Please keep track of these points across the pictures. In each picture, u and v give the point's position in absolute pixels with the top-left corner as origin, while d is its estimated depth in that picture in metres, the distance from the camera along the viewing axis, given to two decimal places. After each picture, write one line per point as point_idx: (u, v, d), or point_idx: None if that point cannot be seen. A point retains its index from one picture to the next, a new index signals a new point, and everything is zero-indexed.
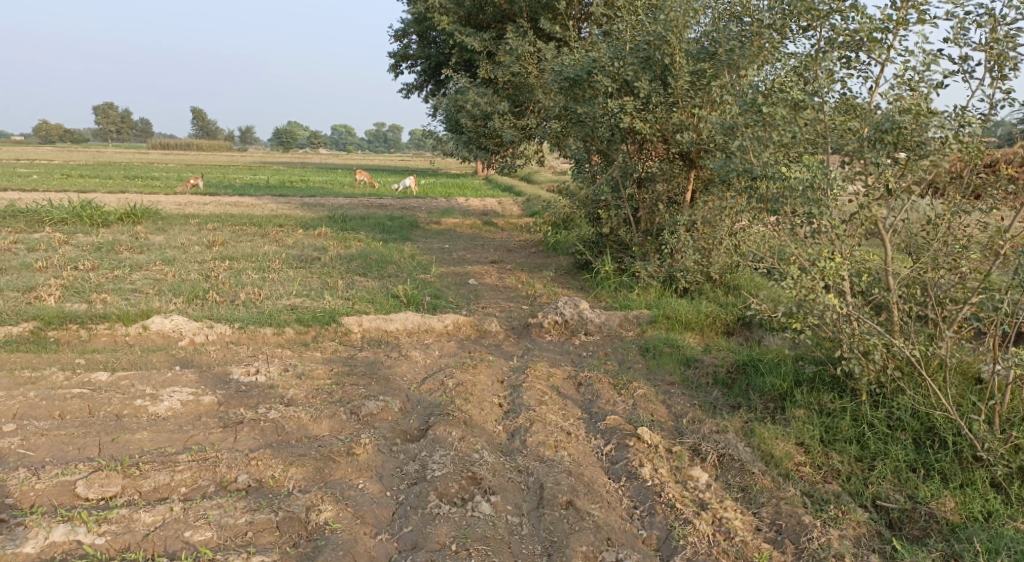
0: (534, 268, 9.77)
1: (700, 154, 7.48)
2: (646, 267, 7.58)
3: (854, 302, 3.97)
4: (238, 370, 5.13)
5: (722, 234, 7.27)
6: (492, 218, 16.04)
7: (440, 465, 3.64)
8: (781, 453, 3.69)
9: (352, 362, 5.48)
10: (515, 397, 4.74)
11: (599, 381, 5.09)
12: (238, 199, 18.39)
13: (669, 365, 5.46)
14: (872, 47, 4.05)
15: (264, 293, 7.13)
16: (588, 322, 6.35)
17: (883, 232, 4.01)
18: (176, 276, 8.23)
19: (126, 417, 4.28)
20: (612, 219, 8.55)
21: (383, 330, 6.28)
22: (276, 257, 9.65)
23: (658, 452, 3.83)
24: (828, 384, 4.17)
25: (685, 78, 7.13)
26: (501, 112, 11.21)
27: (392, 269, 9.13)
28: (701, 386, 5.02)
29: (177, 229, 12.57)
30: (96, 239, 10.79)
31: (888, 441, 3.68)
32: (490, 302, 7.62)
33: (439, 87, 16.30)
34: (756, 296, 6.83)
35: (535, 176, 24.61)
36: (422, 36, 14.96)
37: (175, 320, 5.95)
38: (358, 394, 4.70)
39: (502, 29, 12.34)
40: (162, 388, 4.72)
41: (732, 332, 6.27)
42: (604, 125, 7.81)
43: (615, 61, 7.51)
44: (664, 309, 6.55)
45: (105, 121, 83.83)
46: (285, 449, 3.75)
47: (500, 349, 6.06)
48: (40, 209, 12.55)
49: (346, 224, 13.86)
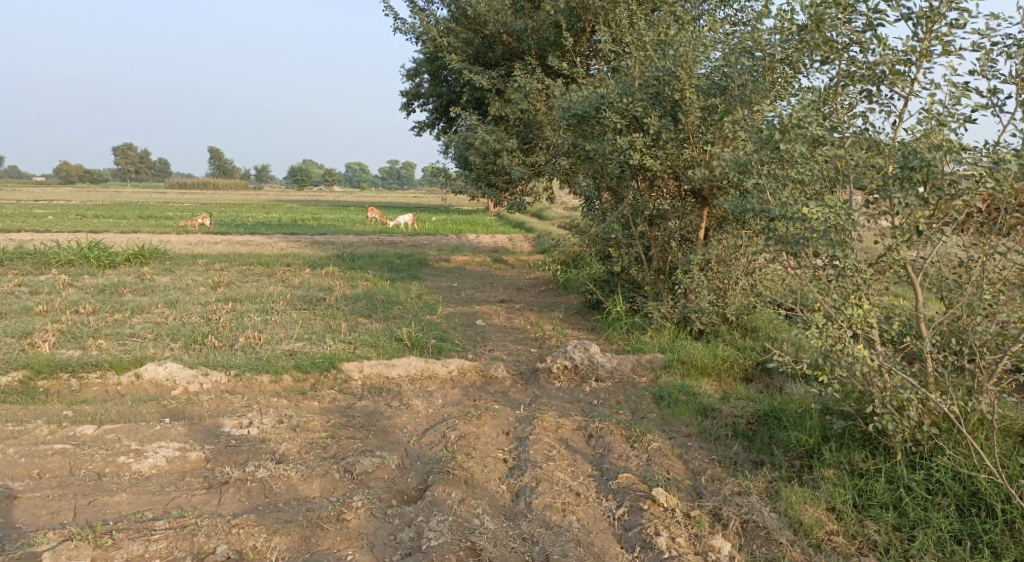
0: (544, 308, 9.52)
1: (713, 191, 7.26)
2: (659, 308, 7.31)
3: (884, 351, 3.68)
4: (231, 422, 4.89)
5: (737, 273, 7.00)
6: (502, 255, 15.85)
7: (438, 534, 3.36)
8: (811, 521, 3.37)
9: (351, 412, 5.22)
10: (521, 451, 4.46)
11: (611, 433, 4.80)
12: (248, 238, 18.39)
13: (685, 415, 5.15)
14: (894, 81, 3.84)
15: (264, 337, 6.93)
16: (599, 367, 6.07)
17: (913, 276, 3.73)
18: (177, 319, 8.07)
19: (107, 476, 4.04)
20: (624, 258, 8.32)
21: (385, 376, 6.03)
22: (280, 299, 9.49)
23: (675, 518, 3.52)
24: (858, 441, 3.85)
25: (696, 114, 6.95)
26: (510, 149, 11.11)
27: (398, 309, 8.93)
28: (720, 439, 4.71)
29: (184, 270, 12.50)
30: (101, 280, 10.73)
31: (929, 508, 3.34)
32: (497, 345, 7.37)
33: (449, 125, 16.33)
34: (776, 339, 6.52)
35: (546, 212, 24.50)
36: (434, 76, 15.04)
37: (169, 368, 5.76)
38: (354, 448, 4.43)
39: (511, 67, 12.33)
40: (148, 443, 4.50)
41: (751, 378, 5.96)
42: (614, 162, 7.65)
43: (624, 98, 7.37)
44: (679, 352, 6.26)
45: (124, 161, 85.44)
46: (270, 514, 3.49)
47: (507, 396, 5.78)
48: (48, 250, 12.54)
49: (354, 263, 13.75)
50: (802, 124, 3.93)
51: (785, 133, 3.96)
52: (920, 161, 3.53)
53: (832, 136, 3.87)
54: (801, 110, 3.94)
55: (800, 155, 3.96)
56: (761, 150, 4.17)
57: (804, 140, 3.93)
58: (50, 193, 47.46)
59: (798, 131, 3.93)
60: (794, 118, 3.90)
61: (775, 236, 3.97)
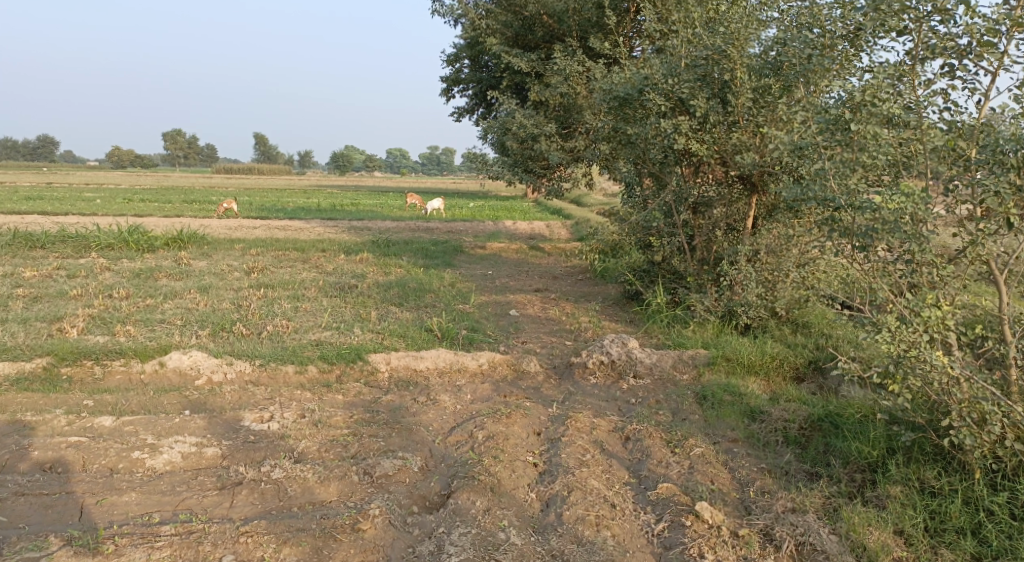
0: (581, 298, 9.18)
1: (764, 177, 6.80)
2: (703, 301, 6.90)
3: (962, 357, 3.26)
4: (251, 416, 4.72)
5: (788, 265, 6.54)
6: (540, 242, 15.52)
7: (458, 550, 3.12)
8: (876, 546, 3.02)
9: (375, 407, 5.00)
10: (553, 454, 4.16)
11: (650, 436, 4.47)
12: (286, 223, 18.44)
13: (731, 418, 4.77)
14: (983, 52, 3.38)
15: (291, 325, 6.77)
16: (637, 364, 5.72)
17: (997, 272, 3.29)
18: (207, 305, 8.00)
19: (121, 472, 3.92)
20: (665, 247, 7.91)
21: (412, 369, 5.79)
22: (312, 285, 9.37)
23: (720, 537, 3.20)
24: (928, 455, 3.43)
25: (748, 95, 6.51)
26: (548, 134, 10.73)
27: (429, 298, 8.72)
28: (770, 446, 4.33)
29: (220, 254, 12.53)
30: (138, 265, 10.80)
31: (1016, 536, 2.94)
32: (531, 336, 7.08)
33: (488, 110, 16.01)
34: (830, 336, 6.07)
35: (584, 199, 24.03)
36: (473, 60, 14.72)
37: (193, 356, 5.65)
38: (376, 447, 4.20)
39: (551, 49, 11.93)
40: (165, 437, 4.36)
41: (803, 378, 5.54)
42: (656, 147, 7.25)
43: (669, 78, 6.95)
44: (725, 348, 5.86)
45: (171, 147, 87.31)
46: (281, 520, 3.30)
47: (539, 392, 5.48)
48: (89, 234, 12.67)
49: (389, 249, 13.61)
50: (877, 102, 3.53)
51: (856, 112, 3.57)
52: (1017, 143, 3.12)
53: (910, 117, 3.47)
54: (875, 86, 3.55)
55: (872, 137, 3.56)
56: (828, 131, 3.79)
57: (876, 121, 3.55)
58: (100, 178, 48.76)
59: (871, 110, 3.54)
60: (868, 95, 3.50)
61: (837, 228, 3.59)
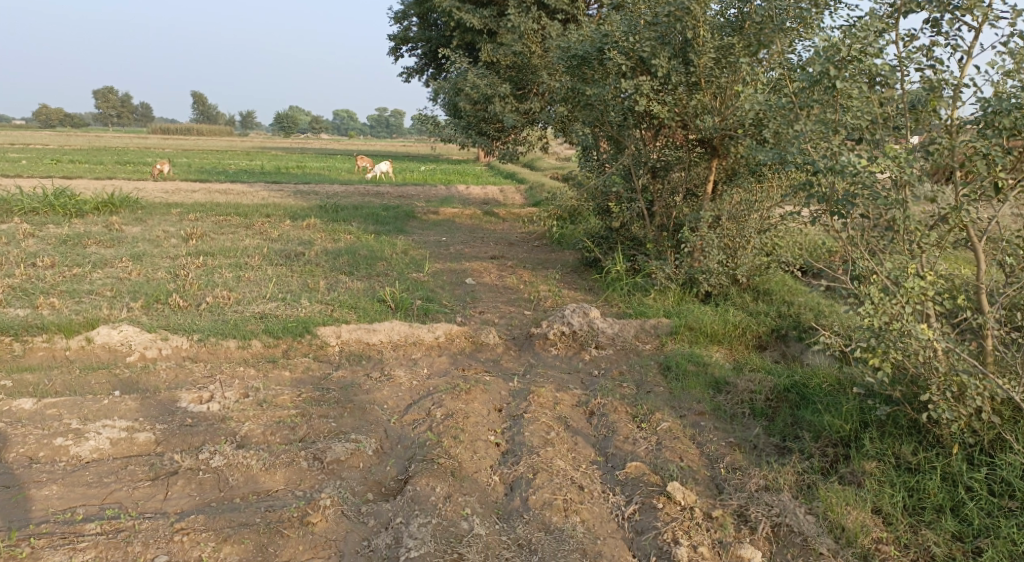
0: (538, 265, 8.95)
1: (725, 141, 6.64)
2: (663, 268, 6.74)
3: (941, 328, 3.21)
4: (189, 396, 4.36)
5: (750, 231, 6.44)
6: (493, 208, 15.19)
7: (418, 543, 2.90)
8: (855, 526, 2.96)
9: (325, 384, 4.69)
10: (516, 433, 3.97)
11: (615, 411, 4.31)
12: (229, 187, 17.59)
13: (696, 389, 4.64)
14: (971, 7, 3.26)
15: (233, 296, 6.35)
16: (599, 334, 5.54)
17: (977, 240, 3.24)
18: (141, 275, 7.46)
19: (41, 462, 3.53)
20: (624, 214, 7.73)
21: (364, 342, 5.48)
22: (255, 252, 8.88)
23: (694, 519, 3.08)
24: (903, 428, 3.40)
25: (710, 55, 6.33)
26: (502, 95, 10.35)
27: (382, 266, 8.36)
28: (737, 419, 4.22)
29: (156, 219, 11.80)
30: (65, 231, 10.05)
31: (995, 513, 2.91)
32: (488, 306, 6.84)
33: (439, 71, 15.48)
34: (791, 303, 5.99)
35: (538, 163, 23.70)
36: (423, 18, 14.14)
37: (124, 332, 5.21)
38: (327, 429, 3.92)
39: (504, 6, 11.51)
40: (91, 421, 3.97)
41: (765, 347, 5.46)
42: (616, 109, 6.99)
43: (630, 36, 6.65)
44: (687, 317, 5.73)
45: (104, 105, 82.58)
46: (222, 514, 3.02)
47: (499, 365, 5.27)
48: (10, 198, 11.76)
49: (338, 214, 13.08)
50: (861, 60, 3.39)
51: (841, 69, 3.42)
52: (1010, 102, 3.05)
53: (894, 75, 3.36)
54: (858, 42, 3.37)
55: (855, 95, 3.43)
56: (809, 90, 3.64)
57: (861, 79, 3.41)
58: (28, 138, 45.83)
59: (855, 67, 3.40)
60: (853, 52, 3.33)
61: (815, 195, 3.46)
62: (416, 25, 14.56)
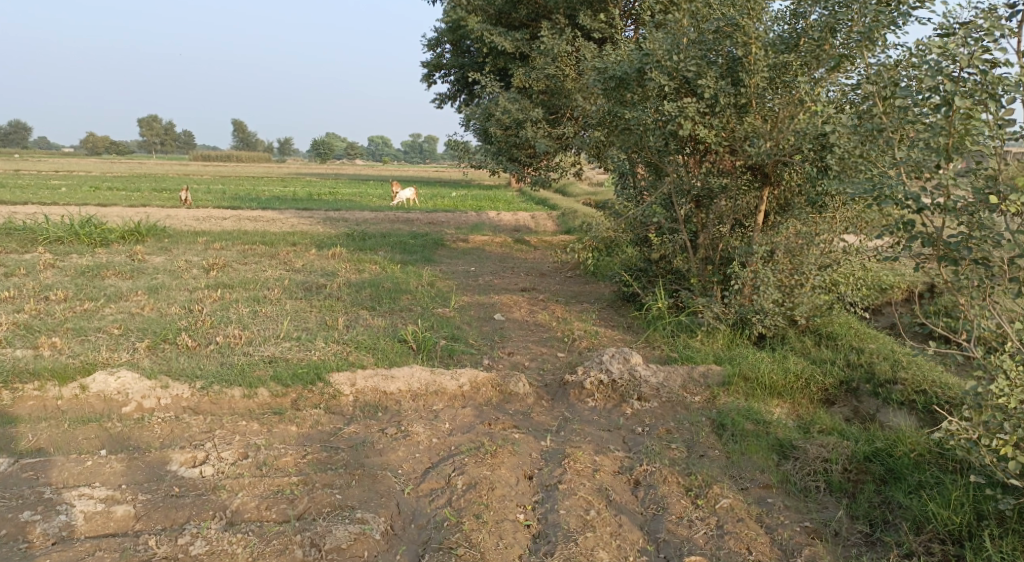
0: (572, 299, 8.40)
1: (778, 168, 6.01)
2: (711, 307, 6.12)
3: None
4: (181, 457, 3.89)
5: (809, 268, 5.78)
6: (525, 235, 14.70)
7: None
8: None
9: (333, 443, 4.18)
10: (548, 511, 3.42)
11: (665, 482, 3.71)
12: (259, 214, 17.50)
13: (757, 455, 4.00)
14: None
15: (245, 336, 5.91)
16: (642, 384, 4.93)
17: None
18: (155, 310, 7.11)
19: (1, 541, 3.07)
20: (666, 246, 7.14)
21: (381, 391, 4.94)
22: (276, 285, 8.50)
23: None
24: None
25: (763, 73, 5.77)
26: (534, 119, 9.89)
27: (406, 299, 7.89)
28: (810, 496, 3.60)
29: (181, 249, 11.59)
30: (86, 261, 9.84)
31: None
32: (518, 346, 6.30)
33: (472, 97, 15.19)
34: (861, 349, 5.29)
35: (570, 189, 23.25)
36: (454, 45, 13.89)
37: (121, 378, 4.80)
38: (330, 504, 3.39)
39: (537, 28, 11.13)
40: (68, 489, 3.52)
41: (834, 401, 4.79)
42: (656, 134, 6.45)
43: (674, 54, 6.12)
44: (741, 364, 5.09)
45: (147, 133, 84.98)
46: None
47: (530, 419, 4.70)
48: (37, 227, 11.68)
49: (365, 243, 12.73)
50: (984, 72, 2.87)
51: (957, 83, 2.91)
52: None
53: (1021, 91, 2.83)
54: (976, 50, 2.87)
55: (976, 114, 2.90)
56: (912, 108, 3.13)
57: (981, 94, 2.90)
58: (71, 165, 47.05)
59: (974, 82, 2.90)
60: (973, 60, 2.83)
61: (919, 236, 3.09)
62: (449, 51, 14.31)
